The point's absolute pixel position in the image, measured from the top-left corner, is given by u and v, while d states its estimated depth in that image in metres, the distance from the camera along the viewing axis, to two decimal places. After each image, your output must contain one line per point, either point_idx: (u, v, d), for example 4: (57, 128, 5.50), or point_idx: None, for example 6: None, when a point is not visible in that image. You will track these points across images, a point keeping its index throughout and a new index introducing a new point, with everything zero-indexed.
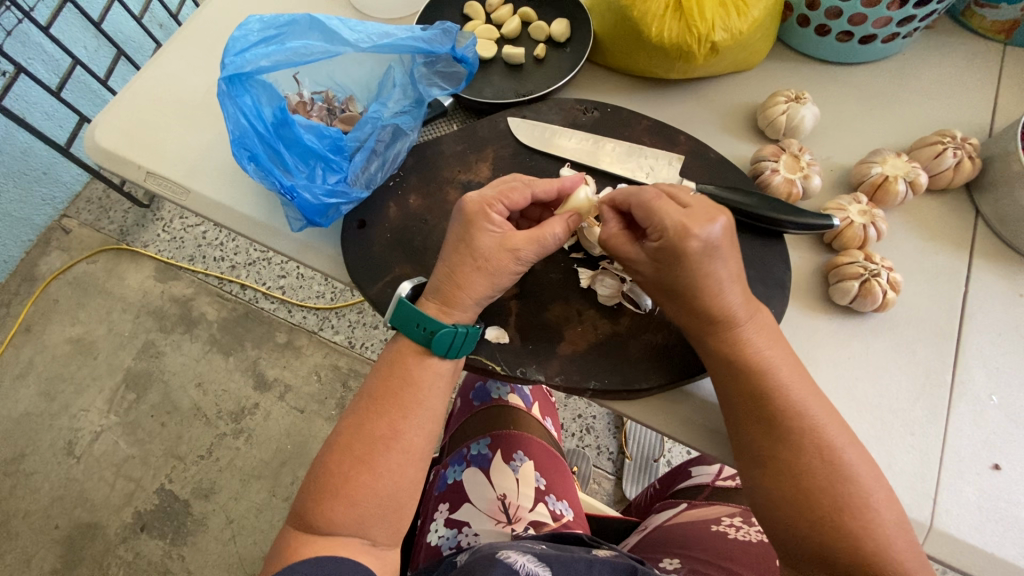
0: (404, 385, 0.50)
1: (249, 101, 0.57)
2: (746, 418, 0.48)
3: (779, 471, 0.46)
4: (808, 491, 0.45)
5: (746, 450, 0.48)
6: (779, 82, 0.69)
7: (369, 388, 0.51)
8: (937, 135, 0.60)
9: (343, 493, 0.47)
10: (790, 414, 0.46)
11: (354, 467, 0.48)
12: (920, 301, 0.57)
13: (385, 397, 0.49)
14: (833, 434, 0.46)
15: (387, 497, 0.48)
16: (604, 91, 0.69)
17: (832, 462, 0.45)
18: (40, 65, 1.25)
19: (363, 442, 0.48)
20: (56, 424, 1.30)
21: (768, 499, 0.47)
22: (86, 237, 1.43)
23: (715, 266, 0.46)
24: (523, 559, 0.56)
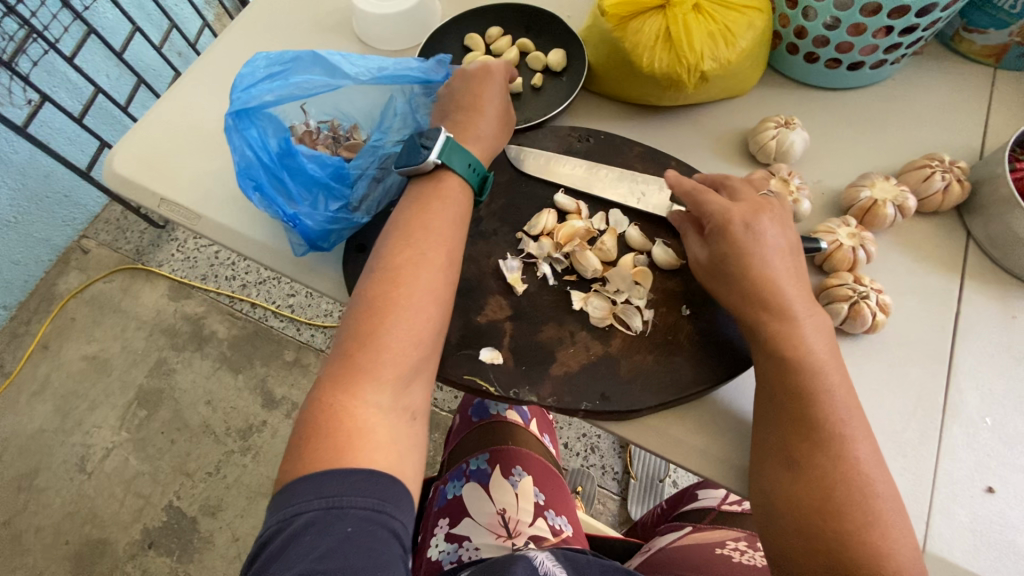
0: (442, 220, 0.54)
1: (254, 133, 0.60)
2: (786, 420, 0.48)
3: (802, 478, 0.46)
4: (840, 501, 0.45)
5: (775, 451, 0.48)
6: (768, 107, 0.71)
7: (406, 218, 0.54)
8: (925, 159, 0.62)
9: (392, 317, 0.48)
10: (808, 419, 0.47)
11: (406, 292, 0.49)
12: (912, 323, 0.58)
13: (429, 223, 0.53)
14: (857, 449, 0.46)
15: (425, 329, 0.49)
16: (599, 118, 0.71)
17: (862, 477, 0.46)
18: (64, 93, 1.32)
19: (413, 268, 0.50)
20: (70, 440, 1.33)
21: (788, 503, 0.46)
22: (104, 257, 1.48)
23: (756, 245, 0.51)
24: (543, 557, 0.59)
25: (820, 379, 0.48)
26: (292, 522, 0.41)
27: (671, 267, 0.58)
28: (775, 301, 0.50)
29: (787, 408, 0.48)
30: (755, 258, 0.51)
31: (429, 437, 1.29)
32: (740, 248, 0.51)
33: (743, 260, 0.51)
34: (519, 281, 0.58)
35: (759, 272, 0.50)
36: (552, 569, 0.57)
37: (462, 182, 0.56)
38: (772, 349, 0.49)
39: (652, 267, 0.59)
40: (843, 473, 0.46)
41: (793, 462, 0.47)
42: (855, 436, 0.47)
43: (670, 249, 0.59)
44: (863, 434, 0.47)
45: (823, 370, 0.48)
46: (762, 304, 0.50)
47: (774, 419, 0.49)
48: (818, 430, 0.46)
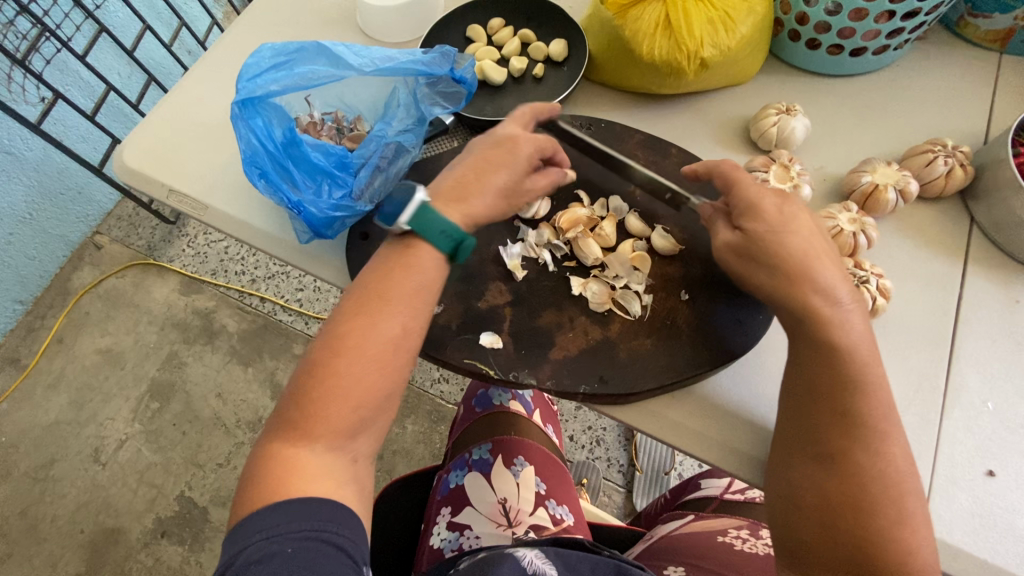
0: (410, 286, 0.49)
1: (260, 122, 0.60)
2: (821, 412, 0.46)
3: (836, 475, 0.45)
4: (872, 496, 0.44)
5: (808, 445, 0.46)
6: (769, 95, 0.70)
7: (367, 281, 0.49)
8: (927, 145, 0.61)
9: (335, 390, 0.45)
10: (849, 416, 0.45)
11: (352, 363, 0.45)
12: (913, 307, 0.58)
13: (390, 292, 0.48)
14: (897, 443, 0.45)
15: (370, 401, 0.46)
16: (600, 107, 0.71)
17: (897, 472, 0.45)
18: (76, 91, 1.34)
19: (363, 339, 0.46)
20: (85, 432, 1.36)
21: (817, 497, 0.45)
22: (116, 252, 1.51)
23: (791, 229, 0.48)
24: (532, 555, 0.61)
25: (854, 363, 0.45)
26: (232, 560, 0.40)
27: (670, 253, 0.58)
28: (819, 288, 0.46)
29: (828, 406, 0.45)
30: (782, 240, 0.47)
31: (436, 429, 1.30)
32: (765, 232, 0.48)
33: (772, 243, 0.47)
34: (519, 267, 0.58)
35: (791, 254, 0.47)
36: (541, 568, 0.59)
37: (432, 250, 0.51)
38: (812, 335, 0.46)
39: (651, 253, 0.59)
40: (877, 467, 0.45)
41: (828, 458, 0.45)
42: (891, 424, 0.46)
43: (669, 235, 0.59)
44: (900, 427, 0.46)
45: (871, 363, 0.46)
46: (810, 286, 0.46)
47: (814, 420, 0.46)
48: (859, 428, 0.45)
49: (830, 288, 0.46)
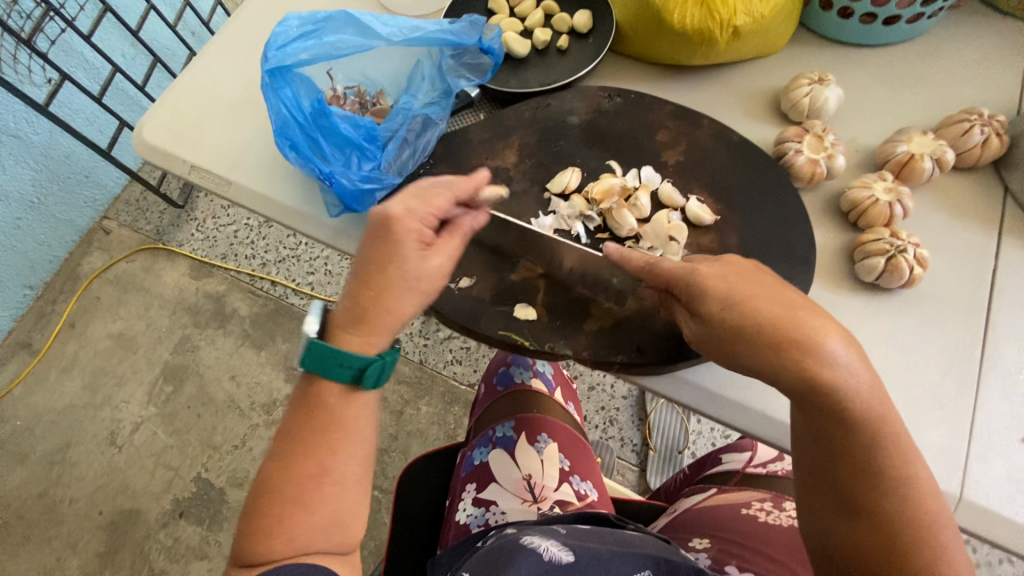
0: (329, 423, 0.48)
1: (290, 93, 0.60)
2: (841, 470, 0.45)
3: (869, 521, 0.44)
4: (908, 537, 0.43)
5: (834, 495, 0.45)
6: (800, 65, 0.69)
7: (283, 426, 0.49)
8: (963, 113, 0.60)
9: (279, 534, 0.46)
10: (865, 461, 0.44)
11: (285, 508, 0.47)
12: (947, 276, 0.57)
13: (306, 436, 0.48)
14: (923, 489, 0.44)
15: (317, 526, 0.48)
16: (626, 79, 0.70)
17: (929, 516, 0.44)
18: (81, 73, 1.32)
19: (289, 483, 0.47)
20: (100, 415, 1.37)
21: (845, 546, 0.45)
22: (125, 237, 1.50)
23: (751, 291, 0.45)
24: (547, 543, 0.60)
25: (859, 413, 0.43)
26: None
27: (705, 223, 0.58)
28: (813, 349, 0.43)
29: (841, 457, 0.44)
30: (756, 305, 0.44)
31: (450, 410, 1.31)
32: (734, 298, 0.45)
33: (744, 311, 0.44)
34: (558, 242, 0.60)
35: (774, 318, 0.44)
36: (556, 554, 0.59)
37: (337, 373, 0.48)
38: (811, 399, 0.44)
39: (686, 223, 0.58)
40: (906, 516, 0.44)
41: (856, 507, 0.44)
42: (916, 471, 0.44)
43: (704, 205, 0.59)
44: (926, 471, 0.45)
45: (882, 416, 0.44)
46: (798, 351, 0.43)
47: (830, 467, 0.45)
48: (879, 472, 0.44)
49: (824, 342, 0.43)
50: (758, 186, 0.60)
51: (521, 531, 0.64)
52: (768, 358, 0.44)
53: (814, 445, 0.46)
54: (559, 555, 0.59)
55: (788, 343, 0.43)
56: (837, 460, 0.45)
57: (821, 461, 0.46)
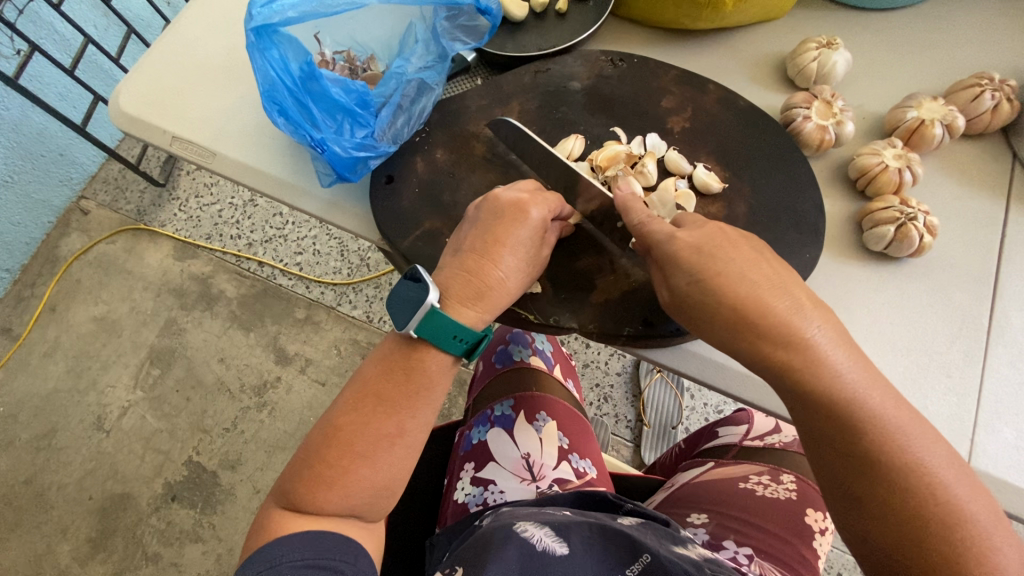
0: (375, 414, 0.51)
1: (276, 54, 0.55)
2: (835, 457, 0.43)
3: (871, 509, 0.41)
4: (921, 526, 0.40)
5: (834, 483, 0.43)
6: (808, 28, 0.66)
7: (365, 382, 0.52)
8: (974, 78, 0.58)
9: (339, 484, 0.49)
10: (857, 443, 0.41)
11: (354, 460, 0.50)
12: (954, 245, 0.56)
13: (390, 394, 0.51)
14: (938, 474, 0.40)
15: (372, 483, 0.50)
16: (628, 44, 0.68)
17: (943, 505, 0.40)
18: (52, 45, 1.25)
19: (363, 436, 0.50)
20: (85, 400, 1.33)
21: (862, 544, 0.43)
22: (105, 217, 1.45)
23: (724, 262, 0.45)
24: (540, 533, 0.61)
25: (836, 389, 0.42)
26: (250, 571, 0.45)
27: (713, 190, 0.56)
28: (774, 329, 0.43)
29: (833, 438, 0.42)
30: (725, 282, 0.44)
31: None
32: (702, 273, 0.45)
33: (707, 289, 0.45)
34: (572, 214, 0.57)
35: (736, 297, 0.44)
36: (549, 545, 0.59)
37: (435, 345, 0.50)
38: (784, 384, 0.44)
39: (693, 191, 0.57)
40: (915, 506, 0.40)
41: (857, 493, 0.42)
42: (918, 456, 0.41)
43: (711, 172, 0.57)
44: (934, 456, 0.41)
45: (861, 398, 0.42)
46: (758, 333, 0.43)
47: (825, 452, 0.43)
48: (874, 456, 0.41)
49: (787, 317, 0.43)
50: (764, 153, 0.58)
51: (515, 513, 0.64)
52: (737, 336, 0.44)
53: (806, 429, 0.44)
54: (552, 546, 0.59)
55: (748, 325, 0.43)
56: (830, 443, 0.43)
57: (818, 446, 0.44)
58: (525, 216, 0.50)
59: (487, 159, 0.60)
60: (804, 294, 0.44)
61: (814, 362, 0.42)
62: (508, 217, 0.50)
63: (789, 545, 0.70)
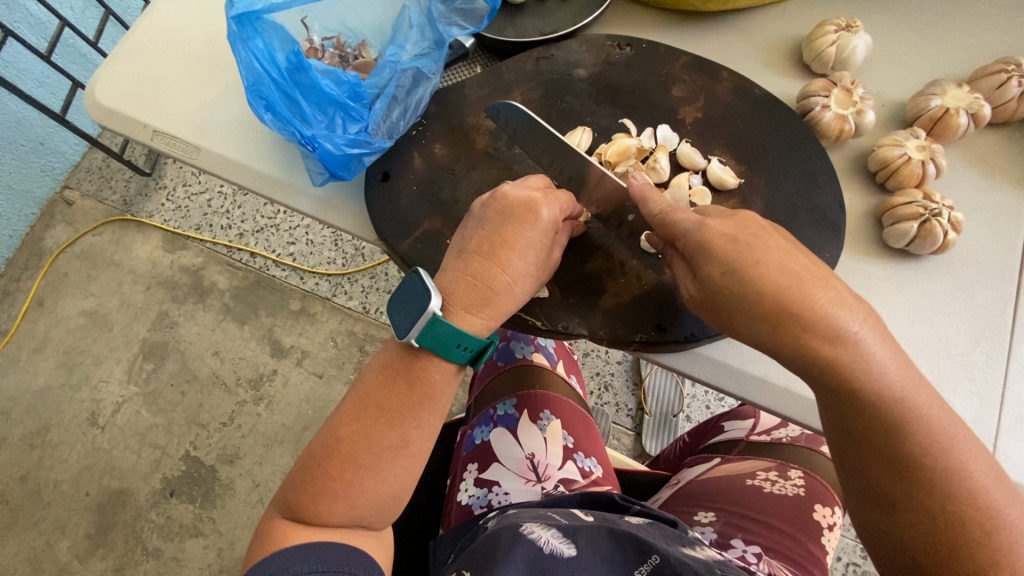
0: (378, 422, 0.48)
1: (261, 44, 0.51)
2: (871, 457, 0.41)
3: (906, 511, 0.40)
4: (958, 532, 0.38)
5: (868, 484, 0.41)
6: (825, 8, 0.62)
7: (366, 391, 0.49)
8: (1001, 63, 0.55)
9: (344, 497, 0.47)
10: (898, 444, 0.39)
11: (357, 473, 0.48)
12: (978, 241, 0.54)
13: (393, 405, 0.48)
14: (976, 478, 0.39)
15: (376, 494, 0.48)
16: (634, 28, 0.64)
17: (983, 508, 0.38)
18: (26, 28, 1.19)
19: (367, 448, 0.48)
20: (78, 396, 1.31)
21: (895, 550, 0.41)
22: (90, 208, 1.40)
23: (763, 253, 0.42)
24: (547, 535, 0.59)
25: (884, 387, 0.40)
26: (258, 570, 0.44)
27: (729, 186, 0.54)
28: (819, 322, 0.40)
29: (873, 437, 0.40)
30: (763, 273, 0.41)
31: None
32: (740, 264, 0.41)
33: (745, 281, 0.41)
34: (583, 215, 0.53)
35: (777, 289, 0.41)
36: (557, 547, 0.58)
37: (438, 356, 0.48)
38: (825, 382, 0.41)
39: (707, 188, 0.54)
40: (955, 510, 0.39)
41: (890, 496, 0.40)
42: (960, 459, 0.39)
43: (726, 167, 0.54)
44: (975, 458, 0.40)
45: (907, 397, 0.40)
46: (801, 327, 0.40)
47: (862, 452, 0.41)
48: (916, 457, 0.39)
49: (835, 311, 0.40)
50: (781, 145, 0.55)
51: (521, 515, 0.62)
52: (774, 329, 0.41)
53: (841, 428, 0.42)
54: (559, 548, 0.58)
55: (791, 319, 0.40)
56: (871, 443, 0.40)
57: (852, 444, 0.42)
58: (533, 216, 0.47)
59: (488, 154, 0.57)
60: (846, 289, 0.42)
61: (861, 359, 0.40)
62: (516, 218, 0.47)
63: (796, 541, 0.69)
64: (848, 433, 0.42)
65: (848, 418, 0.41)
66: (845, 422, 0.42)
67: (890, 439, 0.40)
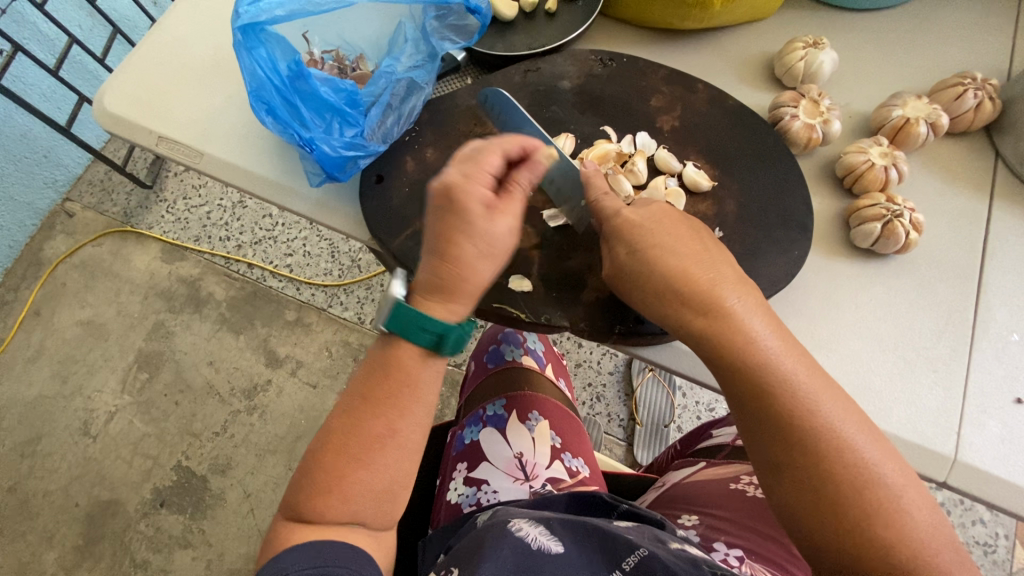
0: (370, 414, 0.49)
1: (264, 54, 0.55)
2: (755, 424, 0.44)
3: (789, 475, 0.43)
4: (835, 493, 0.41)
5: (757, 451, 0.44)
6: (794, 28, 0.67)
7: (359, 386, 0.51)
8: (958, 77, 0.59)
9: (337, 489, 0.48)
10: (772, 408, 0.43)
11: (350, 464, 0.49)
12: (941, 242, 0.57)
13: (383, 398, 0.50)
14: (847, 439, 0.42)
15: (373, 491, 0.50)
16: (617, 44, 0.68)
17: (852, 467, 0.41)
18: (35, 44, 1.24)
19: (359, 441, 0.49)
20: (71, 406, 1.31)
21: (790, 517, 0.43)
22: (90, 220, 1.43)
23: (658, 238, 0.47)
24: (534, 531, 0.60)
25: (757, 354, 0.43)
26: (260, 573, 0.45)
27: (703, 189, 0.57)
28: (696, 297, 0.45)
29: (751, 403, 0.44)
30: (659, 255, 0.46)
31: None
32: (639, 247, 0.47)
33: (643, 261, 0.46)
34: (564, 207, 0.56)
35: (665, 270, 0.46)
36: (545, 543, 0.59)
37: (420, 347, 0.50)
38: (708, 352, 0.45)
39: (682, 190, 0.57)
40: (826, 471, 0.42)
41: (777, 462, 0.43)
42: (832, 420, 0.42)
43: (700, 170, 0.57)
44: (847, 420, 0.42)
45: (774, 365, 0.43)
46: (681, 302, 0.45)
47: (750, 421, 0.44)
48: (789, 420, 0.42)
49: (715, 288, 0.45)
50: (754, 153, 0.59)
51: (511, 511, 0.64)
52: (664, 306, 0.46)
53: (731, 398, 0.46)
54: (548, 545, 0.59)
55: (675, 296, 0.45)
56: (751, 409, 0.44)
57: (741, 413, 0.45)
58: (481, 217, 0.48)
59: None
60: (727, 270, 0.46)
61: (732, 327, 0.44)
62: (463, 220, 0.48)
63: (778, 544, 0.68)
64: (735, 402, 0.45)
65: (734, 385, 0.45)
66: (732, 392, 0.45)
67: (767, 404, 0.43)
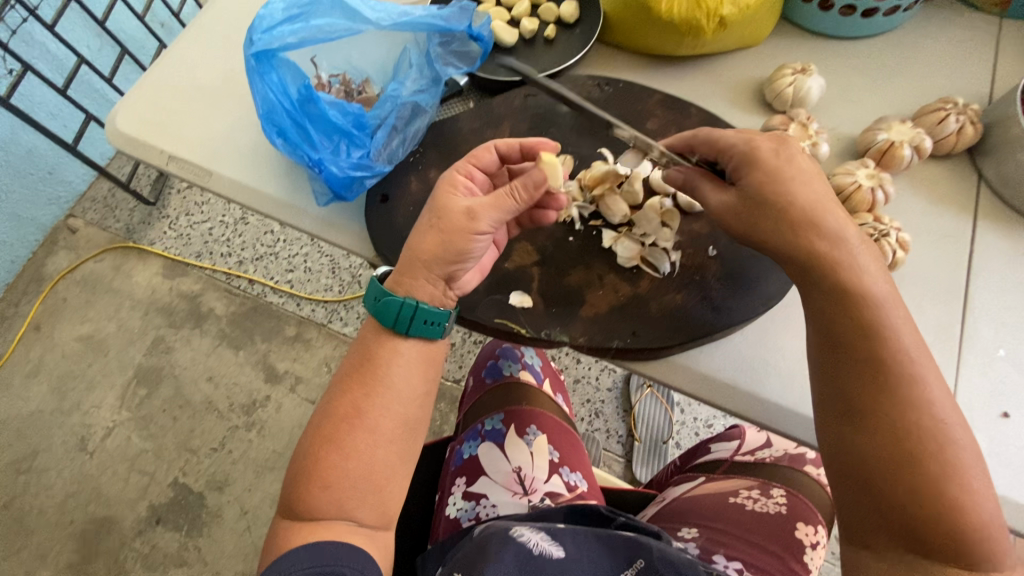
0: (358, 405, 0.50)
1: (275, 78, 0.58)
2: (848, 364, 0.44)
3: (872, 421, 0.43)
4: (914, 443, 0.41)
5: (842, 396, 0.45)
6: (783, 55, 0.70)
7: (350, 375, 0.52)
8: (940, 102, 0.62)
9: (322, 478, 0.49)
10: (876, 347, 0.44)
11: (336, 453, 0.49)
12: (926, 260, 0.59)
13: (371, 388, 0.51)
14: (936, 395, 0.42)
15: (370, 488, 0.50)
16: (613, 69, 0.70)
17: (937, 422, 0.41)
18: (44, 64, 1.26)
19: (345, 431, 0.50)
20: (68, 421, 1.31)
21: (855, 469, 0.43)
22: (93, 236, 1.45)
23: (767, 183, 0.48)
24: (534, 535, 0.61)
25: (867, 294, 0.45)
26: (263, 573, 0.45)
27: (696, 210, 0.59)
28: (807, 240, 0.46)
29: (855, 338, 0.44)
30: (770, 202, 0.47)
31: None
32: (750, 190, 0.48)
33: (764, 200, 0.48)
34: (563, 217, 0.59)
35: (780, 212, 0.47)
36: (545, 547, 0.60)
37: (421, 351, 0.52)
38: (821, 281, 0.46)
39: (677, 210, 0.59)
40: (910, 422, 0.42)
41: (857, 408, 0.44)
42: (925, 376, 0.43)
43: None
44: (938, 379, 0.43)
45: (886, 307, 0.45)
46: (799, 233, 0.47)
47: (845, 363, 0.45)
48: (890, 363, 0.43)
49: (828, 232, 0.46)
50: None
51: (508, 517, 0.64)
52: (788, 240, 0.47)
53: (828, 337, 0.46)
54: (547, 549, 0.60)
55: (799, 229, 0.46)
56: (851, 344, 0.44)
57: (836, 352, 0.45)
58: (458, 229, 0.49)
59: None
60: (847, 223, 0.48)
61: (844, 264, 0.46)
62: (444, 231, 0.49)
63: (778, 558, 0.71)
64: (836, 340, 0.45)
65: (838, 320, 0.45)
66: (835, 328, 0.46)
67: (875, 338, 0.44)
